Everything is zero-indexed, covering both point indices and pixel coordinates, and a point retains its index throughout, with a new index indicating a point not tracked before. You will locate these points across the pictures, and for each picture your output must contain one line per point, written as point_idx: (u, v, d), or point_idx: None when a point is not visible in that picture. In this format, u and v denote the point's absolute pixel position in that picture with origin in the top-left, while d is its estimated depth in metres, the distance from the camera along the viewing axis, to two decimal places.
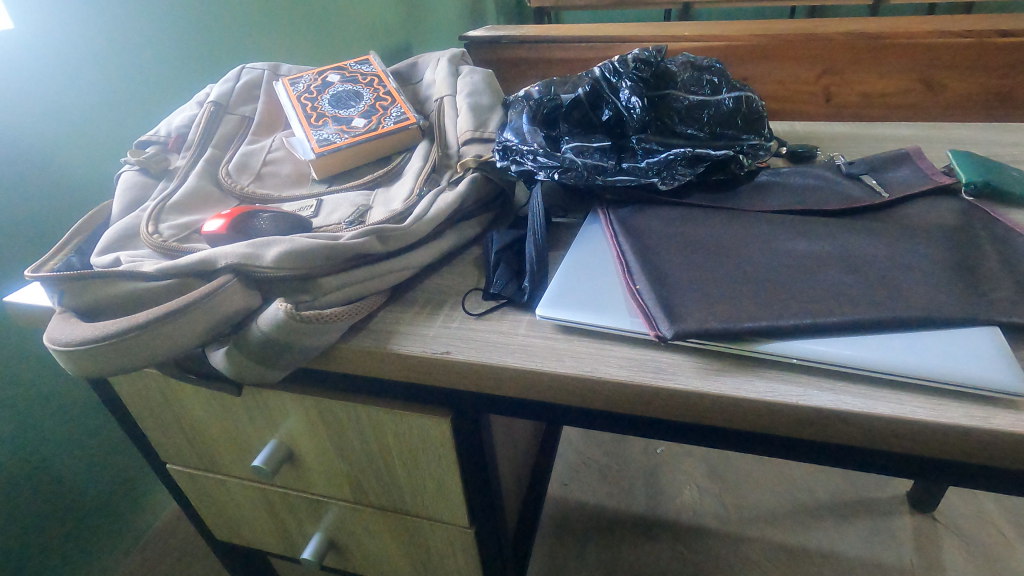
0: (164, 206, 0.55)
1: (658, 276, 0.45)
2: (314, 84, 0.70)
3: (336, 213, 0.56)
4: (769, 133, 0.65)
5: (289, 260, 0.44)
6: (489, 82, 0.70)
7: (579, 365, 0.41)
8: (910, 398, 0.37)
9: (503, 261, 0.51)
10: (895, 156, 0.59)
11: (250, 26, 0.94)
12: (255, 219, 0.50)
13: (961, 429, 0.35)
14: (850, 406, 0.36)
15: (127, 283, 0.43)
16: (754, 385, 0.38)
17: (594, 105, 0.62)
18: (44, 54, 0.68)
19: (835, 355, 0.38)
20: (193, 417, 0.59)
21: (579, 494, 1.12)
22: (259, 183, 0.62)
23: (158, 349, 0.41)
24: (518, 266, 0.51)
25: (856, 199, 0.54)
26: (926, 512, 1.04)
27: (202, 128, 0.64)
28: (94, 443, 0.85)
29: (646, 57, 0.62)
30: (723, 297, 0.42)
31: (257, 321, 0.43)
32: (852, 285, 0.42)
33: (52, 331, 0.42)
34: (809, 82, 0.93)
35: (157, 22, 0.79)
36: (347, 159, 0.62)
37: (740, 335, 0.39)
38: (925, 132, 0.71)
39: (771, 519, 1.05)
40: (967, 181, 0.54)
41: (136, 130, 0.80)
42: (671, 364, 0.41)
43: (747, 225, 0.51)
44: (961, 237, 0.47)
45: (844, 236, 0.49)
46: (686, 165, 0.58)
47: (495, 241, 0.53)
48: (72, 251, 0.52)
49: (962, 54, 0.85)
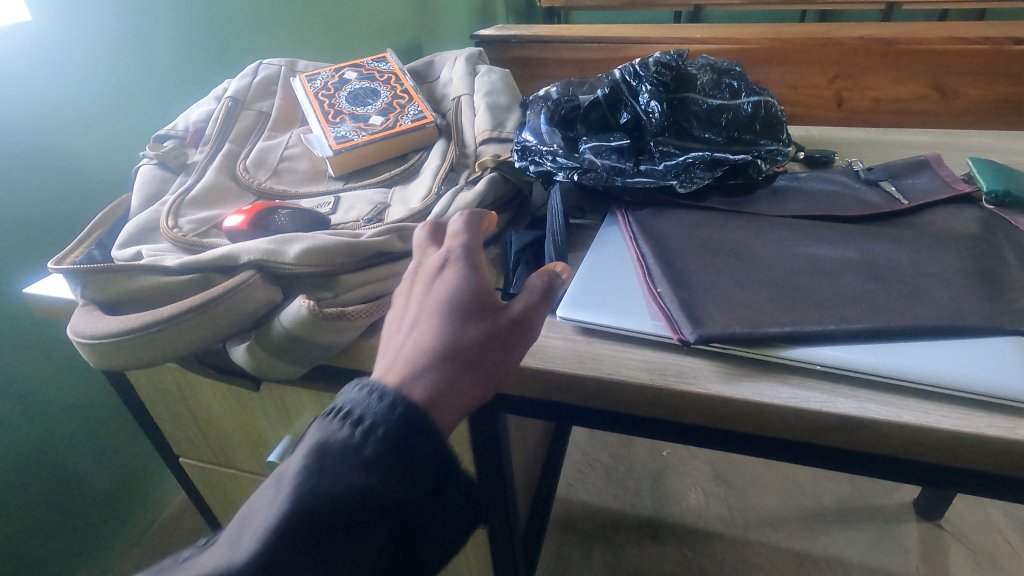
0: (183, 201, 0.55)
1: (679, 280, 0.45)
2: (331, 81, 0.70)
3: (354, 211, 0.56)
4: (787, 137, 0.65)
5: (311, 256, 0.44)
6: (506, 81, 0.70)
7: (601, 367, 0.41)
8: (934, 407, 0.36)
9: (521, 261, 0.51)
10: (914, 163, 0.59)
11: (262, 22, 0.95)
12: (275, 215, 0.51)
13: (987, 439, 0.35)
14: (875, 414, 0.36)
15: (150, 277, 0.44)
16: (777, 390, 0.38)
17: (613, 107, 0.63)
18: (61, 46, 0.68)
19: (858, 361, 0.38)
20: (208, 412, 0.60)
21: (586, 496, 1.12)
22: (277, 179, 0.62)
23: (183, 343, 0.42)
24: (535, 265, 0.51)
25: (875, 205, 0.54)
26: (932, 520, 1.04)
27: (220, 123, 0.64)
28: (106, 436, 0.86)
29: (667, 61, 0.63)
30: (745, 302, 0.42)
31: (279, 317, 0.43)
32: (875, 292, 0.42)
33: (75, 324, 0.43)
34: (822, 86, 0.94)
35: (173, 17, 0.79)
36: (364, 157, 0.63)
37: (763, 340, 0.39)
38: (942, 139, 0.71)
39: (776, 524, 1.05)
40: (988, 189, 0.52)
41: (150, 123, 0.80)
42: (693, 368, 0.41)
43: (766, 229, 0.51)
44: (983, 245, 0.47)
45: (866, 242, 0.48)
46: (705, 168, 0.58)
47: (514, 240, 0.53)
48: (93, 244, 0.52)
49: (972, 62, 0.84)
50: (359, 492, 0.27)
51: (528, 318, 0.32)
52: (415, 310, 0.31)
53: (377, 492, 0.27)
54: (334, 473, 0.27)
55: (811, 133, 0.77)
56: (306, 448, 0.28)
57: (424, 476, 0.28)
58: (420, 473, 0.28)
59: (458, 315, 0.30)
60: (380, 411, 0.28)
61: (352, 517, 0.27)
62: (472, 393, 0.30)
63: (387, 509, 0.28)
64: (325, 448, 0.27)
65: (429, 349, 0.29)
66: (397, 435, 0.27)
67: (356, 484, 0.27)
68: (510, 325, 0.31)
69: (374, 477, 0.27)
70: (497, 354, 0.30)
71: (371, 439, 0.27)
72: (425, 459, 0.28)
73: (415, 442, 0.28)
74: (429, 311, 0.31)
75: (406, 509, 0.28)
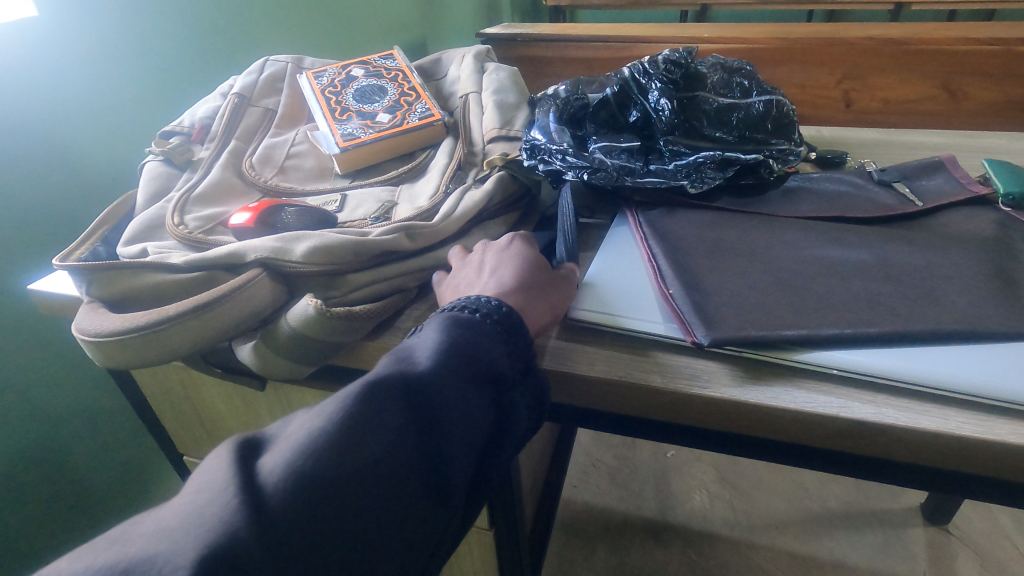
0: (189, 198, 0.55)
1: (692, 282, 0.44)
2: (338, 78, 0.69)
3: (361, 209, 0.55)
4: (799, 137, 0.64)
5: (320, 255, 0.43)
6: (514, 79, 0.69)
7: (612, 369, 0.41)
8: (952, 414, 0.36)
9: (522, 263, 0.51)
10: (928, 165, 0.58)
11: (267, 18, 0.94)
12: (281, 213, 0.50)
13: (1009, 447, 0.34)
14: (893, 420, 0.35)
15: (156, 275, 0.43)
16: (793, 395, 0.37)
17: (622, 105, 0.62)
18: (66, 41, 0.67)
19: (874, 366, 0.37)
20: (213, 410, 0.59)
21: (590, 498, 1.12)
22: (283, 176, 0.61)
23: (190, 340, 0.41)
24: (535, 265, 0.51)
25: (889, 206, 0.53)
26: (940, 524, 1.03)
27: (225, 119, 0.64)
28: (108, 434, 0.85)
29: (676, 58, 0.62)
30: (760, 305, 0.41)
31: (286, 316, 0.43)
32: (892, 295, 0.41)
33: (80, 321, 0.42)
34: (830, 87, 0.93)
35: (179, 14, 0.79)
36: (372, 154, 0.62)
37: (778, 343, 0.39)
38: (956, 141, 0.70)
39: (782, 526, 1.04)
40: (1004, 191, 0.52)
41: (155, 119, 0.79)
42: (706, 371, 0.40)
43: (780, 230, 0.50)
44: (1001, 248, 0.46)
45: (882, 244, 0.48)
46: (716, 168, 0.57)
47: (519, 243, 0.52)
48: (98, 241, 0.52)
49: (986, 62, 0.83)
50: (490, 344, 0.34)
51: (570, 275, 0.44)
52: (490, 267, 0.43)
53: (499, 355, 0.34)
54: (473, 331, 0.34)
55: (822, 133, 0.76)
56: (444, 318, 0.35)
57: (527, 356, 0.36)
58: (524, 352, 0.36)
59: (527, 265, 0.43)
60: (491, 305, 0.36)
61: (486, 366, 0.33)
62: (546, 312, 0.40)
63: (505, 372, 0.34)
64: (461, 316, 0.35)
65: (515, 281, 0.41)
66: (508, 319, 0.36)
67: (489, 342, 0.34)
68: (557, 277, 0.43)
69: (501, 338, 0.35)
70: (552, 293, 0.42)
71: (491, 319, 0.35)
72: (524, 340, 0.36)
73: (519, 327, 0.36)
74: (502, 264, 0.43)
75: (514, 377, 0.35)
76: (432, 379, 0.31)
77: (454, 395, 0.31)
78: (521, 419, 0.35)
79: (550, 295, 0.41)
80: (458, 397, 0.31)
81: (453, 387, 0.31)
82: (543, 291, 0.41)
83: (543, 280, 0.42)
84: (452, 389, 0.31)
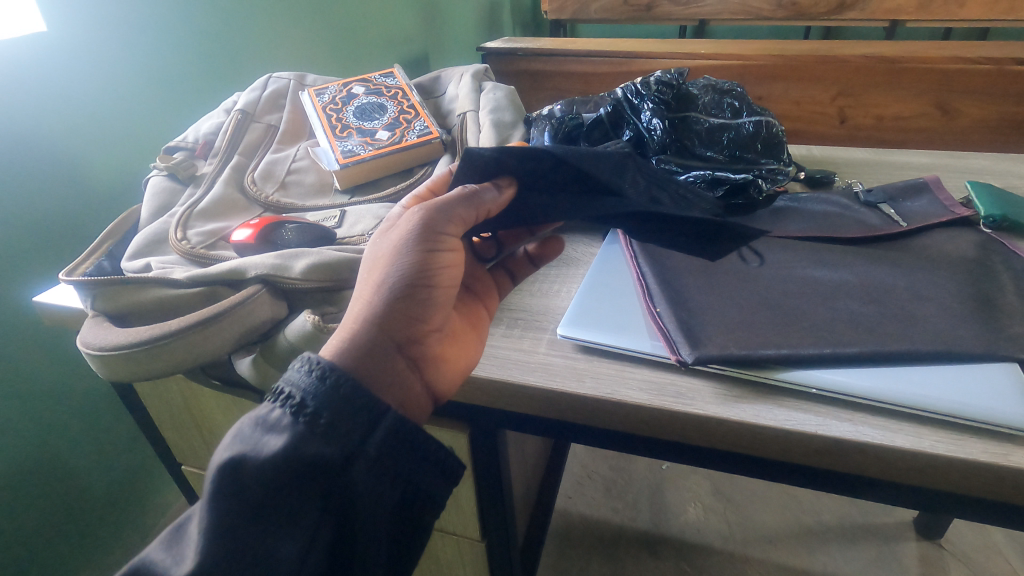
0: (192, 212, 0.56)
1: (679, 300, 0.45)
2: (339, 95, 0.71)
3: (359, 225, 0.57)
4: (789, 158, 0.65)
5: (318, 272, 0.45)
6: (511, 99, 0.70)
7: (599, 387, 0.42)
8: (927, 432, 0.37)
9: (539, 161, 0.39)
10: (912, 186, 0.60)
11: (269, 34, 0.96)
12: (281, 230, 0.52)
13: (980, 465, 0.35)
14: (870, 438, 0.36)
15: (159, 290, 0.45)
16: (773, 413, 0.39)
17: (616, 125, 0.64)
18: (72, 57, 0.69)
19: (852, 385, 0.39)
20: (212, 422, 0.61)
21: (585, 509, 1.12)
22: (284, 191, 0.63)
23: (189, 356, 0.43)
24: (562, 179, 0.40)
25: (876, 227, 0.54)
26: (932, 539, 1.04)
27: (229, 135, 0.65)
28: (109, 443, 0.86)
29: (668, 80, 0.64)
30: (742, 324, 0.43)
31: (284, 331, 0.44)
32: (872, 316, 0.43)
33: (85, 335, 0.44)
34: (823, 103, 0.95)
35: (183, 31, 0.81)
36: (370, 171, 0.64)
37: (759, 362, 0.40)
38: (943, 161, 0.72)
39: (775, 540, 1.05)
40: (985, 215, 0.53)
41: (158, 132, 0.81)
42: (691, 388, 0.41)
43: (765, 251, 0.51)
44: (981, 270, 0.47)
45: (865, 266, 0.49)
46: (705, 188, 0.60)
47: (538, 148, 0.38)
48: (103, 255, 0.53)
49: (975, 80, 0.85)
50: (280, 453, 0.30)
51: (441, 211, 0.38)
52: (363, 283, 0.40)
53: (298, 457, 0.31)
54: (257, 449, 0.31)
55: (812, 152, 0.78)
56: (231, 437, 0.32)
57: (345, 439, 0.32)
58: (346, 432, 0.32)
59: (371, 274, 0.38)
60: (305, 386, 0.32)
61: (282, 479, 0.30)
62: (394, 329, 0.36)
63: (313, 468, 0.31)
64: (246, 434, 0.31)
65: (352, 312, 0.37)
66: (315, 403, 0.32)
67: (279, 454, 0.30)
68: (407, 262, 0.37)
69: (295, 441, 0.31)
70: (425, 274, 0.38)
71: (294, 412, 0.31)
72: (342, 418, 0.32)
73: (345, 394, 0.32)
74: (361, 274, 0.39)
75: (336, 465, 0.31)
76: (197, 553, 0.29)
77: (233, 548, 0.29)
78: (367, 495, 0.32)
79: (417, 285, 0.37)
80: (237, 545, 0.30)
81: (226, 540, 0.29)
82: (401, 282, 0.37)
83: (403, 260, 0.37)
84: (224, 544, 0.29)
